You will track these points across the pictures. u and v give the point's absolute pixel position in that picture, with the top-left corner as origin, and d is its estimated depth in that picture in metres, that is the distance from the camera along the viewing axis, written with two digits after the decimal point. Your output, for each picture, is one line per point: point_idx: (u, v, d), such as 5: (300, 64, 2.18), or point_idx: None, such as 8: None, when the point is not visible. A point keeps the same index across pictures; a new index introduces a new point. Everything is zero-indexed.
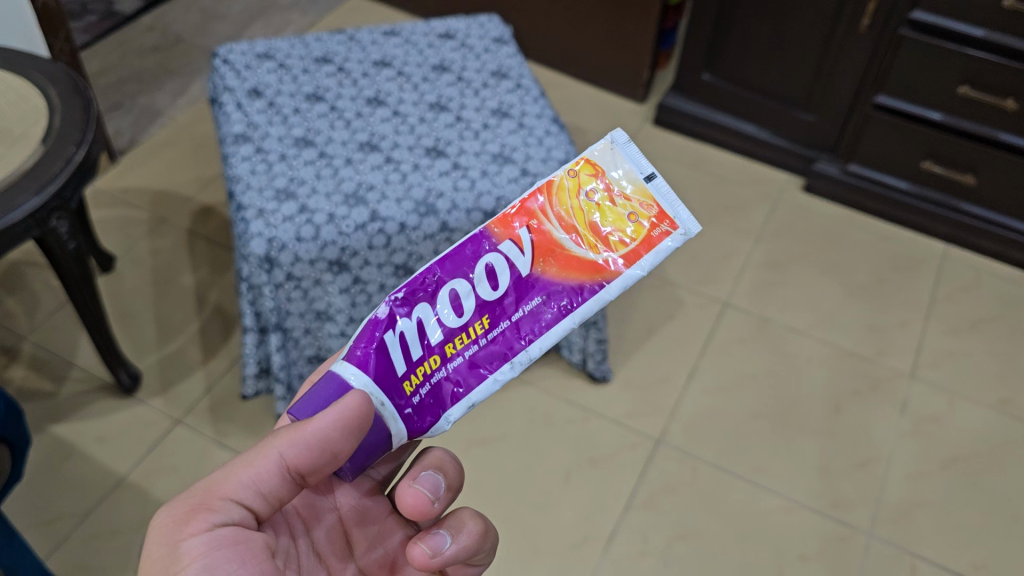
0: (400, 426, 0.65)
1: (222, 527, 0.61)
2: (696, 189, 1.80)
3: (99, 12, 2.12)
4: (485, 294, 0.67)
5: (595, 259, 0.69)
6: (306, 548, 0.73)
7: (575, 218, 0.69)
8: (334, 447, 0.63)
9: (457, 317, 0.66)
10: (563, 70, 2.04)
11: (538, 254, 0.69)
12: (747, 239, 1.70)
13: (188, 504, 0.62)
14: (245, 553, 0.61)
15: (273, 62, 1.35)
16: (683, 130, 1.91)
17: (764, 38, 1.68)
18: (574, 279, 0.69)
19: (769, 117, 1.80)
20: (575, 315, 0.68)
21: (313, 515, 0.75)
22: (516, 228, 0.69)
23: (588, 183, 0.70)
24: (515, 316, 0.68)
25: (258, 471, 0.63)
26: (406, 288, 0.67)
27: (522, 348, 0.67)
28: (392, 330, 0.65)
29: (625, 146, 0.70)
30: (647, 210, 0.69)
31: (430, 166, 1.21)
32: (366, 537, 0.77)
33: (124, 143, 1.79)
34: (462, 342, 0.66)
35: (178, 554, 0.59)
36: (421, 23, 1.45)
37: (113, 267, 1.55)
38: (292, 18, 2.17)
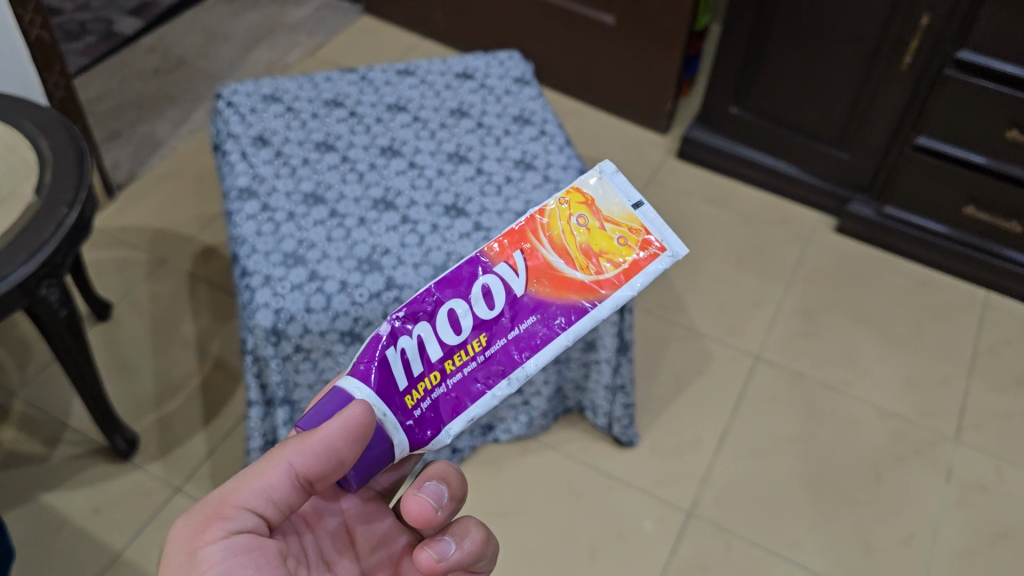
0: (402, 437, 0.68)
1: (237, 535, 0.64)
2: (723, 229, 1.70)
3: (98, 34, 2.03)
4: (482, 313, 0.72)
5: (587, 279, 0.73)
6: (313, 546, 0.75)
7: (566, 242, 0.74)
8: (341, 454, 0.66)
9: (455, 335, 0.70)
10: (583, 97, 1.95)
11: (532, 274, 0.73)
12: (779, 284, 1.61)
13: (201, 514, 0.65)
14: (260, 559, 0.64)
15: (281, 106, 1.27)
16: (708, 164, 1.82)
17: (798, 73, 1.59)
18: (565, 298, 0.73)
19: (801, 154, 1.70)
20: (569, 333, 0.72)
21: (318, 515, 0.76)
22: (509, 250, 0.74)
23: (578, 211, 0.75)
24: (512, 335, 0.72)
25: (270, 480, 0.66)
26: (407, 308, 0.71)
27: (519, 365, 0.71)
28: (393, 347, 0.69)
29: (614, 177, 0.76)
30: (635, 234, 0.74)
31: (450, 227, 1.12)
32: (368, 539, 0.78)
33: (123, 176, 1.71)
34: (461, 359, 0.70)
35: (196, 560, 0.62)
36: (439, 60, 1.37)
37: (108, 315, 1.47)
38: (299, 39, 2.08)
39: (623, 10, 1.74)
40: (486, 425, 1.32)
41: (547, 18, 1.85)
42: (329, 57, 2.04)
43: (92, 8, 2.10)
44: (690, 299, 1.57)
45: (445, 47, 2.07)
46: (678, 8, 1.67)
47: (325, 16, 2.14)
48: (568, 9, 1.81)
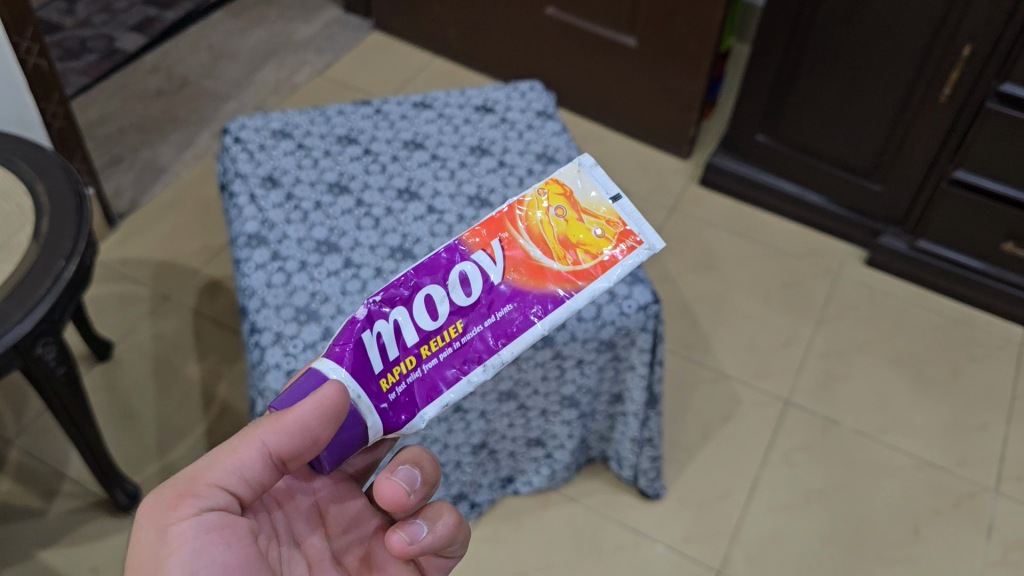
0: (376, 419, 0.70)
1: (208, 512, 0.66)
2: (748, 262, 1.64)
3: (100, 52, 1.98)
4: (460, 299, 0.75)
5: (565, 268, 0.78)
6: (283, 528, 0.75)
7: (545, 231, 0.79)
8: (313, 435, 0.67)
9: (432, 320, 0.74)
10: (600, 120, 1.89)
11: (510, 263, 0.77)
12: (807, 322, 1.55)
13: (173, 491, 0.66)
14: (230, 537, 0.66)
15: (292, 143, 1.21)
16: (731, 192, 1.75)
17: (830, 102, 1.53)
18: (542, 287, 0.77)
19: (831, 185, 1.64)
20: (545, 322, 0.76)
21: (289, 495, 0.77)
22: (488, 238, 0.78)
23: (557, 202, 0.80)
24: (488, 322, 0.75)
25: (242, 460, 0.67)
26: (385, 293, 0.74)
27: (494, 352, 0.75)
28: (369, 330, 0.71)
29: (592, 171, 0.81)
30: (613, 226, 0.79)
31: None
32: (340, 520, 0.78)
33: (125, 206, 1.66)
34: (437, 344, 0.73)
35: (168, 537, 0.64)
36: (457, 92, 1.30)
37: (110, 355, 1.42)
38: (307, 58, 2.02)
39: (646, 31, 1.68)
40: (506, 477, 1.27)
41: (565, 39, 1.80)
42: (338, 77, 1.98)
43: (94, 24, 2.04)
44: (715, 339, 1.51)
45: (457, 67, 2.01)
46: (703, 35, 1.62)
47: (333, 33, 2.08)
48: (588, 31, 1.75)
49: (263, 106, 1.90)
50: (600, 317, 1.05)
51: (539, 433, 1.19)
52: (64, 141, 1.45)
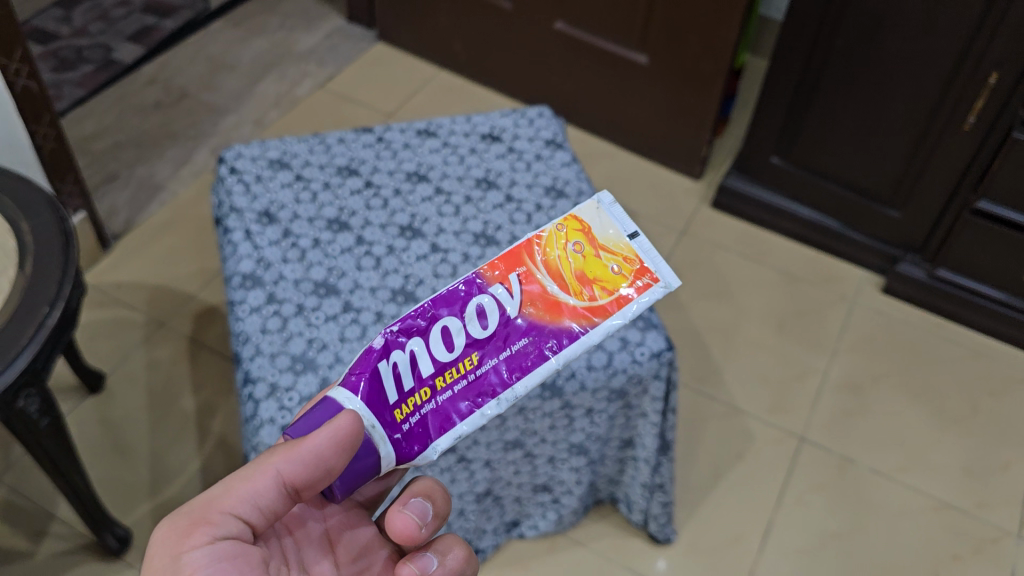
0: (389, 449, 0.69)
1: (222, 540, 0.64)
2: (762, 289, 1.59)
3: (96, 62, 1.93)
4: (475, 332, 0.74)
5: (580, 304, 0.76)
6: (294, 555, 0.73)
7: (561, 267, 0.77)
8: (328, 464, 0.66)
9: (448, 352, 0.73)
10: (610, 138, 1.83)
11: (526, 298, 0.76)
12: (823, 354, 1.50)
13: (188, 518, 0.65)
14: (245, 565, 0.64)
15: (290, 174, 1.16)
16: (744, 215, 1.70)
17: (848, 127, 1.47)
18: (557, 323, 0.75)
19: (848, 211, 1.58)
20: (559, 357, 0.75)
21: (300, 522, 0.75)
22: (505, 272, 0.77)
23: (575, 237, 0.78)
24: (502, 356, 0.74)
25: (257, 487, 0.66)
26: (401, 325, 0.73)
27: (508, 386, 0.73)
28: (385, 360, 0.71)
29: (611, 208, 0.79)
30: (630, 264, 0.77)
31: None
32: (350, 550, 0.76)
33: (119, 226, 1.61)
34: (451, 376, 0.72)
35: (181, 564, 0.62)
36: (462, 118, 1.25)
37: (100, 388, 1.38)
38: (309, 69, 1.97)
39: (659, 49, 1.63)
40: (511, 522, 1.23)
41: (574, 54, 1.74)
42: (340, 90, 1.93)
43: (90, 33, 1.99)
44: (728, 371, 1.46)
45: (463, 80, 1.96)
46: (716, 54, 1.57)
47: (336, 44, 2.03)
48: (598, 46, 1.70)
49: (263, 120, 1.85)
50: (611, 366, 1.00)
51: (546, 479, 1.15)
52: (56, 164, 1.40)
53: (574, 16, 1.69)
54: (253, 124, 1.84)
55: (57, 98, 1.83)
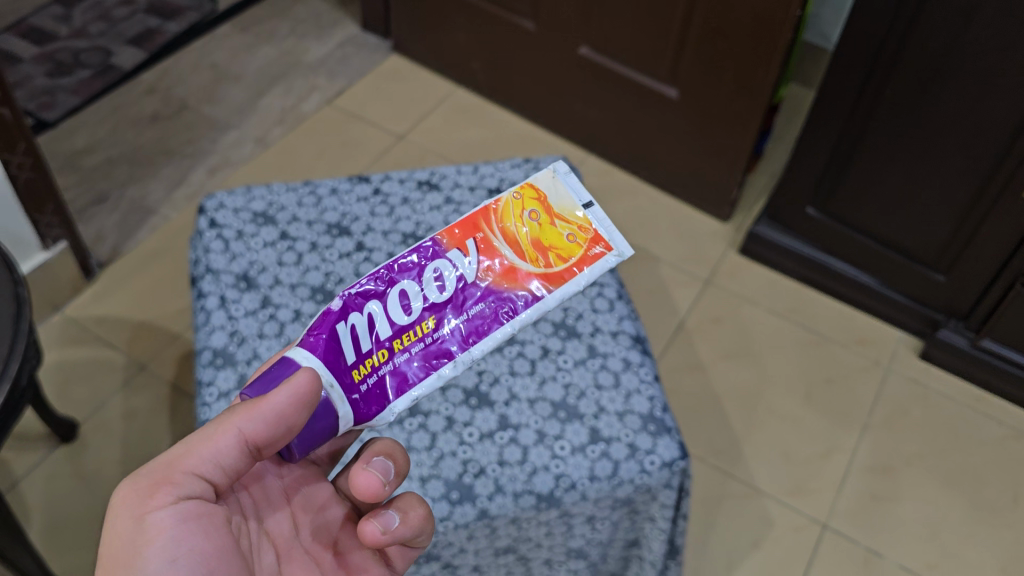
0: (347, 408, 0.71)
1: (186, 501, 0.62)
2: (789, 350, 1.48)
3: (95, 67, 1.84)
4: (433, 296, 0.79)
5: (537, 271, 0.81)
6: (254, 520, 0.70)
7: (518, 236, 0.83)
8: (288, 422, 0.64)
9: (406, 316, 0.77)
10: (631, 171, 1.72)
11: (484, 260, 0.81)
12: (852, 430, 1.38)
13: (148, 479, 0.62)
14: (210, 527, 0.62)
15: (275, 231, 1.06)
16: (774, 264, 1.58)
17: (894, 183, 1.35)
18: (512, 286, 0.80)
19: (888, 268, 1.46)
20: (514, 320, 0.79)
21: (261, 486, 0.72)
22: (463, 237, 0.82)
23: (530, 205, 0.84)
24: (459, 320, 0.79)
25: (220, 447, 0.63)
26: (357, 292, 0.77)
27: (465, 349, 0.78)
28: (344, 322, 0.74)
29: (565, 177, 0.86)
30: (584, 232, 0.83)
31: (467, 422, 0.91)
32: (309, 513, 0.74)
33: (106, 253, 1.53)
34: (410, 339, 0.76)
35: (145, 526, 0.60)
36: (469, 168, 1.14)
37: (74, 437, 1.31)
38: (318, 82, 1.86)
39: (689, 83, 1.51)
40: None
41: (597, 83, 1.63)
42: (349, 106, 1.82)
43: (91, 35, 1.90)
44: (746, 446, 1.36)
45: (480, 99, 1.85)
46: (751, 92, 1.44)
47: (347, 56, 1.92)
48: (623, 76, 1.58)
49: (265, 138, 1.75)
50: (617, 476, 0.89)
51: None
52: (32, 194, 1.31)
53: (598, 44, 1.57)
54: (254, 142, 1.74)
55: (51, 107, 1.75)
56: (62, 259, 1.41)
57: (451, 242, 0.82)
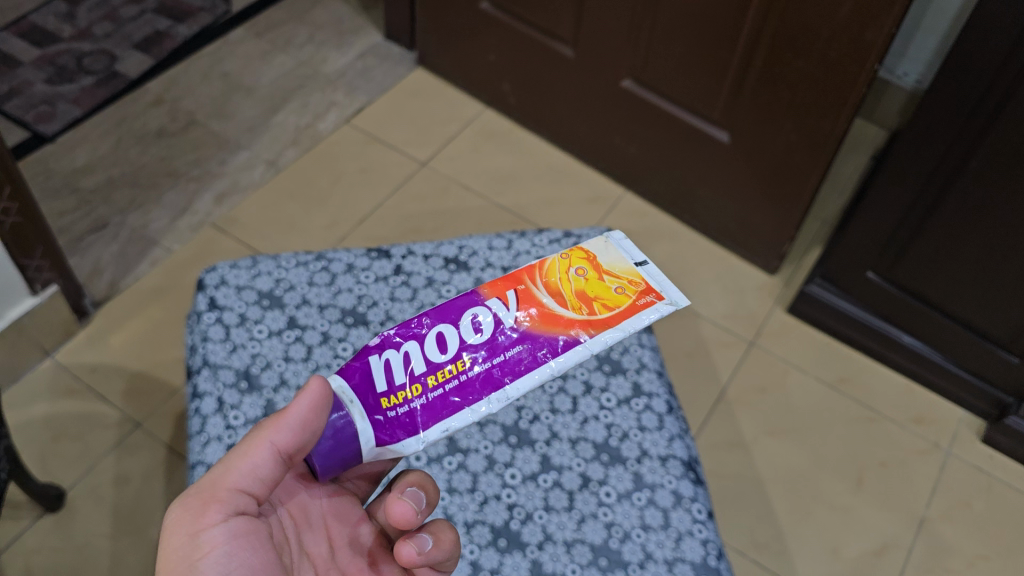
0: (367, 426, 0.65)
1: (235, 518, 0.59)
2: (839, 424, 1.36)
3: (98, 74, 1.71)
4: (470, 338, 0.69)
5: (580, 318, 0.71)
6: (294, 537, 0.66)
7: (561, 287, 0.73)
8: (314, 429, 0.61)
9: (441, 353, 0.68)
10: (671, 211, 1.59)
11: (523, 310, 0.71)
12: (908, 523, 1.26)
13: (196, 497, 0.59)
14: (257, 542, 0.59)
15: (282, 316, 0.94)
16: (823, 325, 1.45)
17: (970, 262, 1.21)
18: (554, 332, 0.70)
19: (953, 345, 1.33)
20: (556, 364, 0.69)
21: (303, 509, 0.68)
22: (503, 288, 0.72)
23: (577, 263, 0.74)
24: (497, 360, 0.69)
25: (255, 464, 0.59)
26: (398, 330, 0.70)
27: (502, 388, 0.68)
28: (378, 356, 0.68)
29: (619, 240, 0.77)
30: (635, 284, 0.73)
31: (495, 570, 0.80)
32: (347, 533, 0.70)
33: (102, 290, 1.42)
34: (445, 375, 0.67)
35: (198, 544, 0.57)
36: (502, 242, 1.01)
37: (61, 505, 1.20)
38: (336, 98, 1.73)
39: (743, 130, 1.36)
40: None
41: (639, 119, 1.49)
42: (369, 126, 1.69)
43: (95, 36, 1.77)
44: (790, 541, 1.24)
45: (510, 124, 1.71)
46: (815, 144, 1.28)
47: (369, 69, 1.79)
48: (671, 114, 1.43)
49: (278, 160, 1.62)
50: None
51: None
52: (20, 241, 1.18)
53: (644, 77, 1.42)
54: (266, 164, 1.61)
55: (49, 119, 1.62)
56: (53, 304, 1.29)
57: (491, 292, 0.72)
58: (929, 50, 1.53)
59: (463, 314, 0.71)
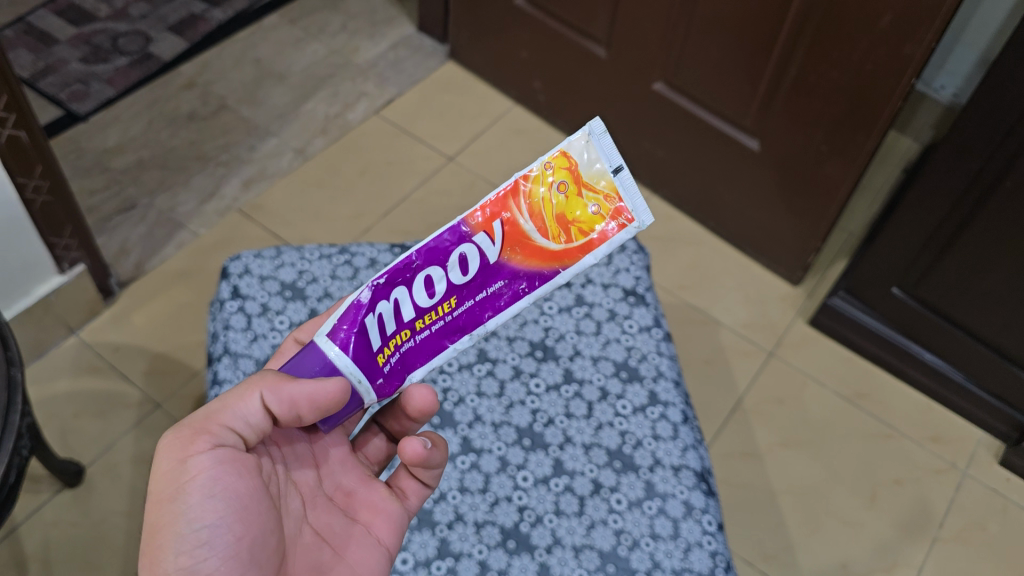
0: (373, 396, 0.64)
1: (223, 448, 0.60)
2: (855, 439, 1.35)
3: (133, 55, 1.72)
4: (456, 279, 0.65)
5: (556, 248, 0.66)
6: (283, 471, 0.67)
7: (542, 208, 0.66)
8: (298, 413, 0.61)
9: (430, 298, 0.65)
10: (698, 218, 1.58)
11: (508, 241, 0.66)
12: (920, 541, 1.26)
13: (188, 427, 0.60)
14: (244, 470, 0.61)
15: (303, 307, 0.95)
16: (844, 339, 1.45)
17: (997, 284, 1.20)
18: (532, 264, 0.67)
19: (975, 364, 1.32)
20: (531, 296, 0.68)
21: (288, 442, 0.68)
22: (486, 219, 0.65)
23: (559, 177, 0.65)
24: (479, 296, 0.67)
25: (245, 408, 0.61)
26: (386, 273, 0.63)
27: (483, 322, 0.67)
28: (372, 312, 0.63)
29: (602, 137, 0.64)
30: (610, 201, 0.66)
31: (503, 571, 0.81)
32: (331, 466, 0.71)
33: (128, 270, 1.43)
34: (431, 318, 0.65)
35: (187, 467, 0.59)
36: None
37: (80, 481, 1.21)
38: (366, 89, 1.73)
39: (773, 137, 1.35)
40: None
41: (668, 123, 1.48)
42: (399, 118, 1.69)
43: (131, 17, 1.79)
44: (801, 554, 1.24)
45: (539, 122, 1.71)
46: (844, 155, 1.27)
47: (400, 60, 1.79)
48: (701, 118, 1.43)
49: (306, 148, 1.63)
50: None
51: None
52: (50, 219, 1.20)
53: (676, 81, 1.42)
54: (294, 152, 1.62)
55: (83, 98, 1.64)
56: (79, 283, 1.31)
57: (472, 215, 0.65)
58: (968, 63, 1.51)
59: (450, 250, 0.65)
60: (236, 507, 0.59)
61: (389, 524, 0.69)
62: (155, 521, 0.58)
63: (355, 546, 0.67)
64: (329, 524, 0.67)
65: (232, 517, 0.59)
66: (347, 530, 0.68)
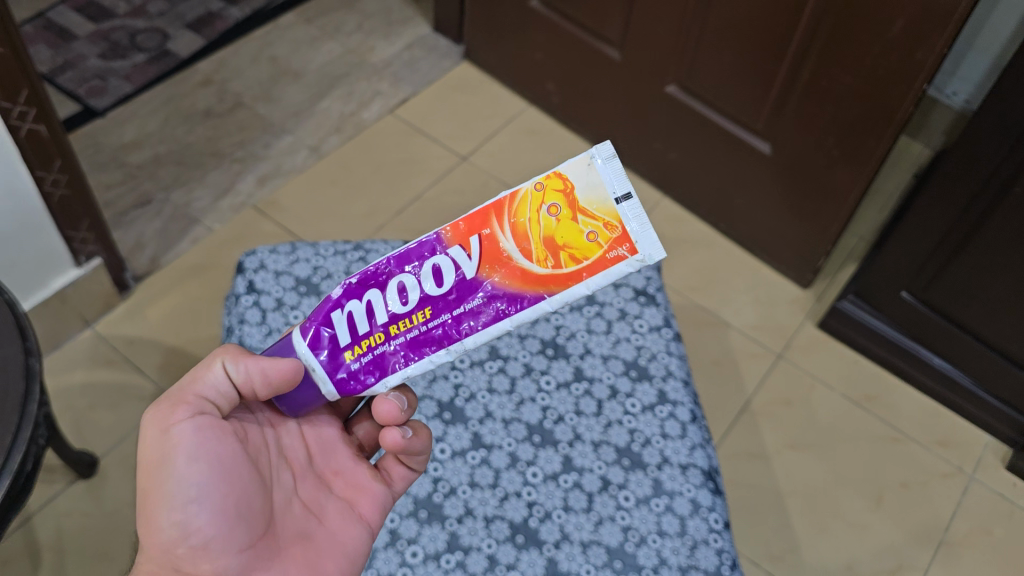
0: (331, 388, 0.65)
1: (202, 416, 0.63)
2: (862, 441, 1.36)
3: (151, 51, 1.74)
4: (431, 289, 0.64)
5: (542, 271, 0.64)
6: (273, 442, 0.69)
7: (529, 229, 0.64)
8: (255, 389, 0.65)
9: (402, 304, 0.64)
10: (709, 220, 1.59)
11: (486, 258, 0.64)
12: (926, 544, 1.26)
13: (167, 398, 0.63)
14: (224, 437, 0.63)
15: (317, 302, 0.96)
16: (853, 343, 1.45)
17: (1005, 289, 1.21)
18: (515, 285, 0.64)
19: (982, 368, 1.32)
20: (514, 320, 0.65)
21: (280, 416, 0.70)
22: (465, 233, 0.65)
23: (552, 198, 0.64)
24: (458, 311, 0.64)
25: (215, 376, 0.64)
26: (359, 274, 0.65)
27: (461, 337, 0.64)
28: (340, 309, 0.64)
29: (608, 162, 0.63)
30: (610, 229, 0.63)
31: (511, 565, 0.82)
32: (322, 443, 0.72)
33: (143, 265, 1.45)
34: (404, 325, 0.64)
35: (169, 435, 0.61)
36: None
37: (93, 471, 1.23)
38: (381, 88, 1.75)
39: (783, 140, 1.35)
40: None
41: (680, 126, 1.49)
42: (412, 118, 1.70)
43: (149, 15, 1.81)
44: (807, 555, 1.25)
45: (552, 123, 1.72)
46: (854, 160, 1.28)
47: (415, 60, 1.80)
48: (713, 121, 1.43)
49: (320, 146, 1.64)
50: None
51: None
52: (67, 213, 1.21)
53: (689, 85, 1.43)
54: (308, 150, 1.64)
55: (101, 93, 1.66)
56: (94, 276, 1.32)
57: (452, 230, 0.66)
58: (980, 70, 1.52)
59: (424, 259, 0.65)
60: (219, 471, 0.62)
61: (374, 504, 0.71)
62: (146, 486, 0.61)
63: (339, 517, 0.69)
64: (319, 498, 0.69)
65: (215, 480, 0.61)
66: (337, 507, 0.69)
